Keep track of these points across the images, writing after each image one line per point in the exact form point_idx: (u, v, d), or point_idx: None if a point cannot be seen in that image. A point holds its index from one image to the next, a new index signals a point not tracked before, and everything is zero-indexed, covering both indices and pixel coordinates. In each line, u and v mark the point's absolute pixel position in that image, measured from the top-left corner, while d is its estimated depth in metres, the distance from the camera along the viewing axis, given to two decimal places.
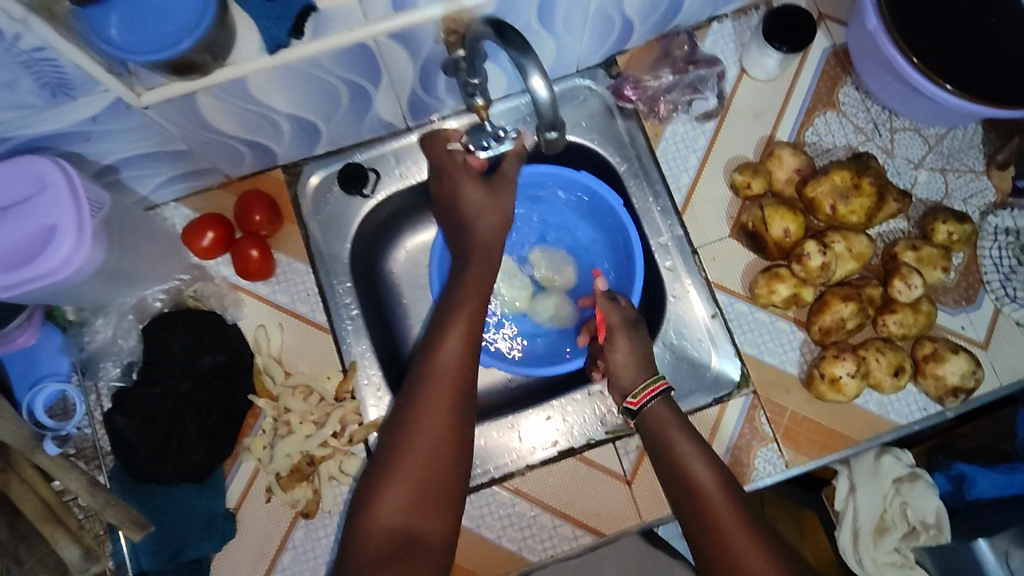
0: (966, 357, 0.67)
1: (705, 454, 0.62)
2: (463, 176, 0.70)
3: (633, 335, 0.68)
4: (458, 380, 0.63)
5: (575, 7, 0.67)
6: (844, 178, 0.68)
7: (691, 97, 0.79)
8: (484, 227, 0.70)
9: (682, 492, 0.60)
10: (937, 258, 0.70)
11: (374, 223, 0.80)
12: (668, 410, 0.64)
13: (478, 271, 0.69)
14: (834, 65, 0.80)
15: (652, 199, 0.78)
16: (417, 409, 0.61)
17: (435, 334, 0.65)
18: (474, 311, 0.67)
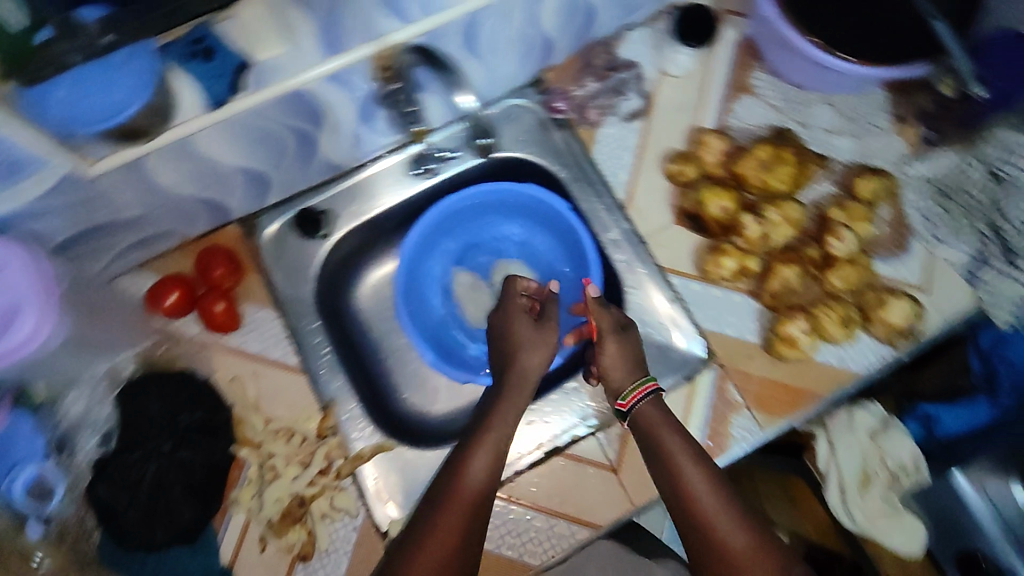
0: (907, 299, 0.72)
1: (693, 449, 0.62)
2: (519, 315, 0.72)
3: (623, 341, 0.69)
4: (478, 507, 0.59)
5: (495, 32, 0.72)
6: (766, 152, 0.74)
7: (614, 98, 0.83)
8: (523, 362, 0.69)
9: (671, 488, 0.61)
10: (864, 217, 0.75)
11: (334, 261, 0.82)
12: (656, 410, 0.65)
13: (513, 395, 0.67)
14: (744, 54, 0.85)
15: (597, 200, 0.82)
16: (433, 523, 0.57)
17: (462, 448, 0.62)
18: (502, 436, 0.64)
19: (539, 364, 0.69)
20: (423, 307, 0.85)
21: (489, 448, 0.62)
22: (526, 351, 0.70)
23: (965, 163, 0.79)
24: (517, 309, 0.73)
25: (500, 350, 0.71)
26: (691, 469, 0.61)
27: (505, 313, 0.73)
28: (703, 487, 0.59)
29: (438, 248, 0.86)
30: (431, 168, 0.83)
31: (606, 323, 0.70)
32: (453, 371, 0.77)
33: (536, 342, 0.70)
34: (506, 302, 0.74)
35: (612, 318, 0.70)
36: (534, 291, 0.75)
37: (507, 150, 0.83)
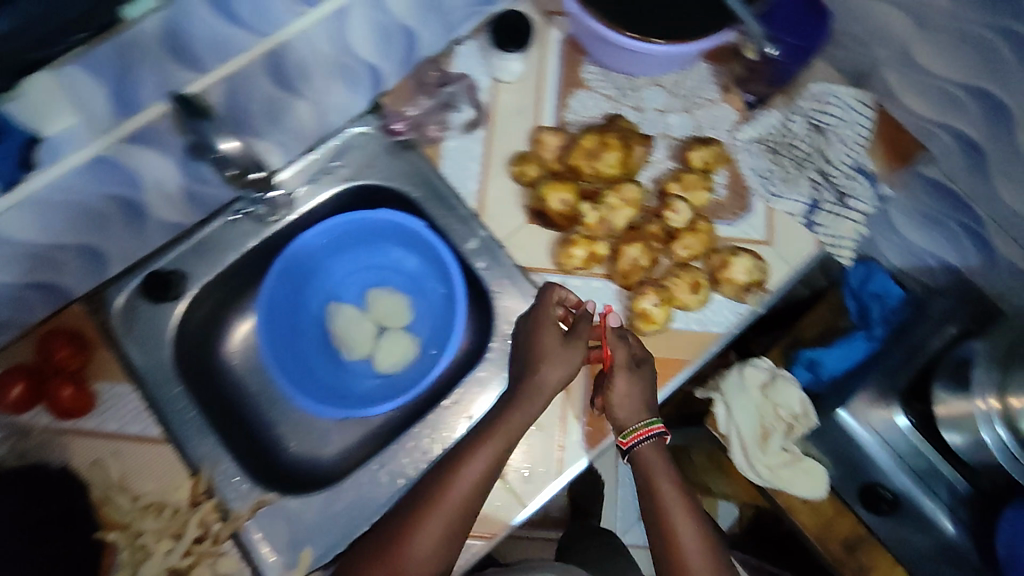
0: (746, 254, 0.75)
1: (682, 500, 0.72)
2: (549, 326, 0.73)
3: (633, 378, 0.71)
4: (463, 509, 0.67)
5: (303, 68, 0.71)
6: (591, 140, 0.76)
7: (445, 113, 0.83)
8: (543, 375, 0.70)
9: (659, 530, 0.71)
10: (700, 186, 0.78)
11: (195, 323, 0.81)
12: (655, 454, 0.73)
13: (526, 400, 0.70)
14: (571, 51, 0.87)
15: (452, 214, 0.82)
16: (417, 525, 0.66)
17: (462, 455, 0.68)
18: (508, 439, 0.68)
19: (559, 378, 0.71)
20: (295, 351, 0.82)
21: (489, 456, 0.68)
22: (547, 363, 0.71)
23: (788, 119, 0.84)
24: (549, 323, 0.73)
25: (523, 360, 0.73)
26: (678, 516, 0.71)
27: (536, 326, 0.74)
28: (689, 537, 0.70)
29: (303, 288, 0.84)
30: (278, 212, 0.82)
31: (621, 358, 0.72)
32: (330, 411, 0.75)
33: (552, 356, 0.71)
34: (541, 310, 0.74)
35: (626, 351, 0.72)
36: (571, 303, 0.75)
37: (355, 179, 0.83)
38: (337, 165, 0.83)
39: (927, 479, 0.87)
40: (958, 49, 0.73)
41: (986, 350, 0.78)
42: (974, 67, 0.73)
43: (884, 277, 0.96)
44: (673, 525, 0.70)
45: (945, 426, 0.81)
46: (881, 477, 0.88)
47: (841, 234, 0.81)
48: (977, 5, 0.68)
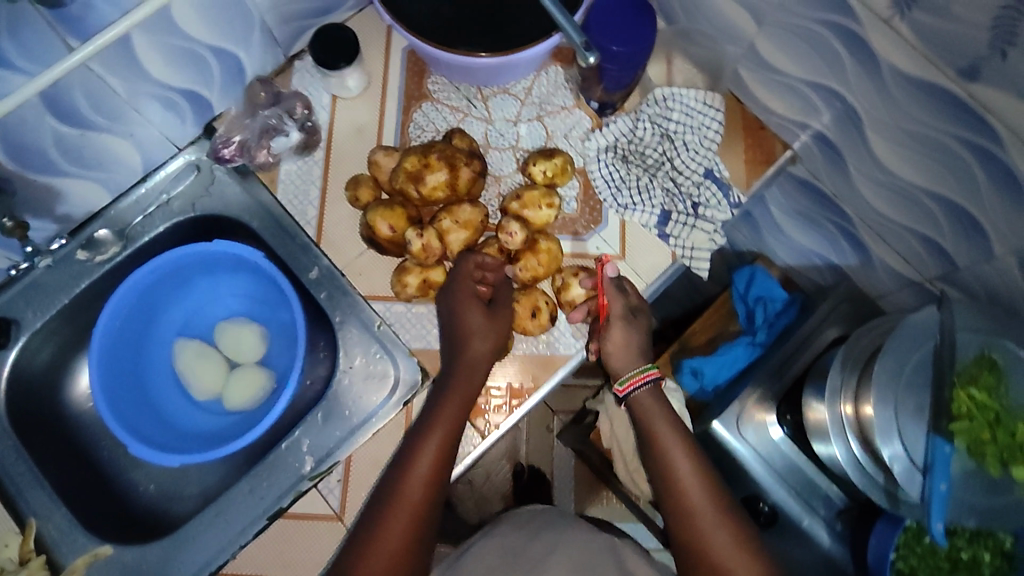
0: (586, 274, 0.75)
1: (683, 437, 0.71)
2: (475, 304, 0.70)
3: (628, 327, 0.72)
4: (437, 468, 0.65)
5: (96, 99, 0.67)
6: (413, 162, 0.72)
7: (270, 138, 0.77)
8: (473, 350, 0.68)
9: (660, 476, 0.70)
10: (542, 200, 0.74)
11: (36, 368, 0.77)
12: (652, 398, 0.73)
13: (465, 376, 0.68)
14: (416, 61, 0.82)
15: (291, 241, 0.78)
16: (381, 527, 0.63)
17: (412, 443, 0.66)
18: (453, 421, 0.66)
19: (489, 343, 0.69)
20: (134, 392, 0.79)
21: (439, 441, 0.65)
22: (471, 339, 0.68)
23: (636, 124, 0.80)
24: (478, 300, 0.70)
25: (449, 342, 0.70)
26: (678, 455, 0.70)
27: (465, 301, 0.70)
28: (688, 473, 0.69)
29: (149, 325, 0.81)
30: (102, 249, 0.77)
31: (618, 309, 0.71)
32: (164, 457, 0.72)
33: (479, 333, 0.69)
34: (458, 282, 0.71)
35: (623, 302, 0.72)
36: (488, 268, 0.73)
37: (195, 206, 0.79)
38: (170, 196, 0.79)
39: (805, 493, 0.84)
40: (804, 49, 0.70)
41: (845, 354, 0.76)
42: (816, 65, 0.70)
43: (766, 280, 0.97)
44: (671, 464, 0.69)
45: (814, 435, 0.78)
46: (760, 491, 0.84)
47: (696, 244, 0.78)
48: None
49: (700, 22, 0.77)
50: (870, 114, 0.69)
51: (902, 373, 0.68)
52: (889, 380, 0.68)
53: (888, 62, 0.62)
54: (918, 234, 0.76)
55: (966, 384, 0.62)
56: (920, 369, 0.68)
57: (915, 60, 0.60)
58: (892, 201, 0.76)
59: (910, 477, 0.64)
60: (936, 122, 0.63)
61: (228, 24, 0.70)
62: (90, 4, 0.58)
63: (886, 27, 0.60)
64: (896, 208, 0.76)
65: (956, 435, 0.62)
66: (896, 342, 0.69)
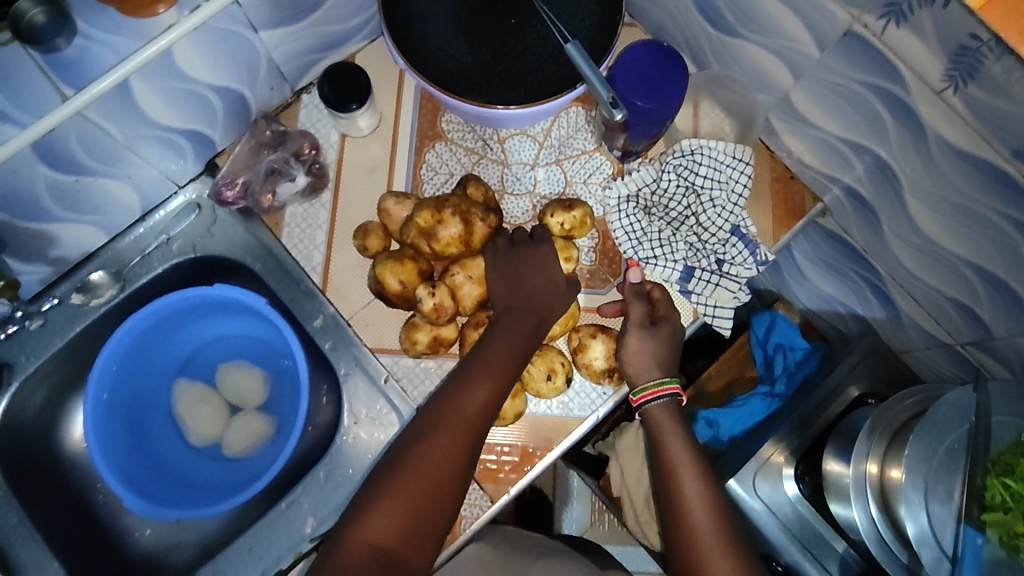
0: (603, 337, 0.71)
1: (697, 464, 0.68)
2: (544, 253, 0.69)
3: (647, 337, 0.70)
4: (480, 417, 0.62)
5: (93, 143, 0.63)
6: (425, 218, 0.68)
7: (275, 182, 0.74)
8: (537, 300, 0.67)
9: (668, 502, 0.66)
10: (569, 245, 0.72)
11: (30, 412, 0.74)
12: (666, 414, 0.70)
13: (524, 324, 0.66)
14: (431, 98, 0.78)
15: (296, 287, 0.74)
16: (429, 439, 0.62)
17: (471, 359, 0.65)
18: (507, 367, 0.64)
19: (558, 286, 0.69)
20: (128, 433, 0.76)
21: (500, 359, 0.64)
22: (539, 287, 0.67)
23: (660, 173, 0.76)
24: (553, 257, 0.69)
25: (509, 277, 0.68)
26: (690, 484, 0.66)
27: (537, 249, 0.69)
28: (697, 503, 0.65)
29: (147, 365, 0.78)
30: (98, 293, 0.73)
31: (637, 316, 0.71)
32: (162, 511, 0.69)
33: (542, 267, 0.68)
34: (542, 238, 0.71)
35: (644, 309, 0.71)
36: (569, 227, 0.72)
37: (196, 245, 0.75)
38: (171, 235, 0.75)
39: (818, 554, 0.81)
40: (842, 107, 0.67)
41: (874, 422, 0.73)
42: (856, 123, 0.67)
43: (787, 327, 0.93)
44: (682, 493, 0.66)
45: (834, 496, 0.77)
46: (773, 551, 0.82)
47: (718, 302, 0.75)
48: (847, 58, 0.61)
49: (732, 68, 0.75)
50: (909, 178, 0.66)
51: (940, 446, 0.66)
52: (921, 460, 0.66)
53: (935, 132, 0.59)
54: (951, 299, 0.72)
55: (1000, 473, 0.60)
56: (955, 452, 0.65)
57: (966, 134, 0.56)
58: (925, 264, 0.72)
59: (937, 566, 0.61)
60: (981, 194, 0.60)
61: (233, 63, 0.66)
62: (87, 46, 0.55)
63: (937, 98, 0.57)
64: (928, 271, 0.72)
65: (988, 526, 0.59)
66: (930, 425, 0.67)
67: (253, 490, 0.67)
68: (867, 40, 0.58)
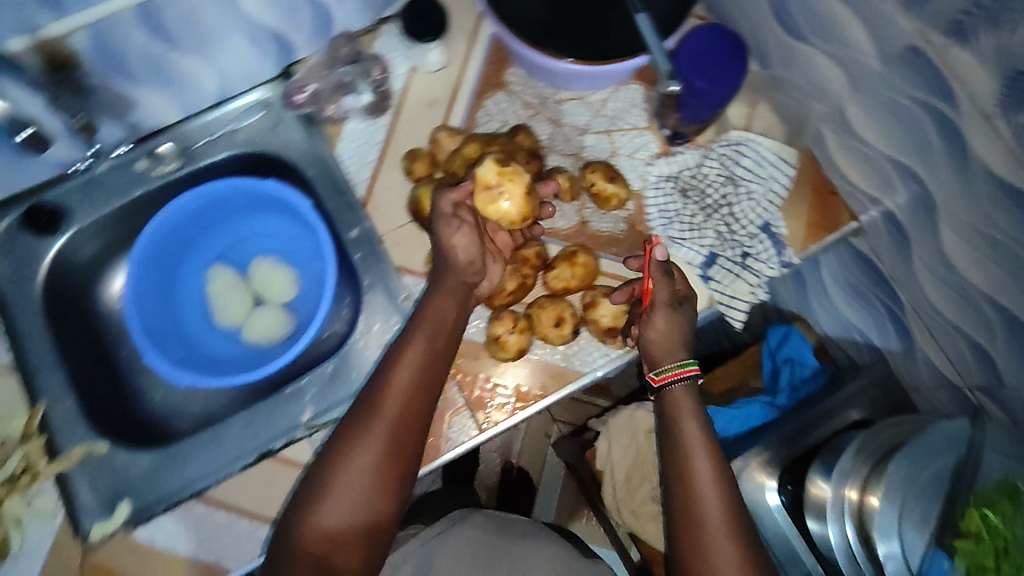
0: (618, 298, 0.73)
1: (714, 451, 0.65)
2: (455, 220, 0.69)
3: (673, 315, 0.70)
4: (406, 412, 0.62)
5: (185, 23, 0.68)
6: (472, 149, 0.74)
7: (341, 95, 0.78)
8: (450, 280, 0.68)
9: (679, 484, 0.64)
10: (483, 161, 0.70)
11: (80, 260, 0.80)
12: (687, 395, 0.68)
13: (443, 305, 0.67)
14: (500, 49, 0.82)
15: (342, 197, 0.78)
16: (356, 440, 0.61)
17: (391, 359, 0.64)
18: (428, 359, 0.64)
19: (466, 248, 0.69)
20: (156, 306, 0.80)
21: (420, 351, 0.64)
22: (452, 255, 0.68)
23: (703, 160, 0.80)
24: (448, 217, 0.68)
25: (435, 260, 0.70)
26: (704, 470, 0.64)
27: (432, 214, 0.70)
28: (709, 488, 0.63)
29: (192, 243, 0.83)
30: (164, 164, 0.79)
31: (663, 296, 0.70)
32: (176, 372, 0.73)
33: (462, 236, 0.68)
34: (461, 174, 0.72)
35: (669, 290, 0.71)
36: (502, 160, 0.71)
37: (260, 140, 0.81)
38: (237, 127, 0.81)
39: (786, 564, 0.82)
40: (894, 124, 0.68)
41: (862, 442, 0.74)
42: (903, 142, 0.68)
43: (801, 343, 0.94)
44: (695, 478, 0.64)
45: (812, 511, 0.76)
46: None
47: (735, 294, 0.76)
48: (905, 74, 0.63)
49: (793, 72, 0.77)
50: (945, 206, 0.67)
51: (921, 474, 0.67)
52: (901, 482, 0.67)
53: (979, 160, 0.60)
54: (969, 338, 0.72)
55: (982, 505, 0.58)
56: (941, 479, 0.66)
57: (1010, 165, 0.57)
58: (948, 298, 0.72)
59: None
60: (1013, 229, 0.60)
61: None
62: None
63: (986, 124, 0.57)
64: (950, 306, 0.72)
65: (958, 554, 0.58)
66: (911, 454, 0.68)
67: (262, 368, 0.71)
68: (928, 57, 0.59)
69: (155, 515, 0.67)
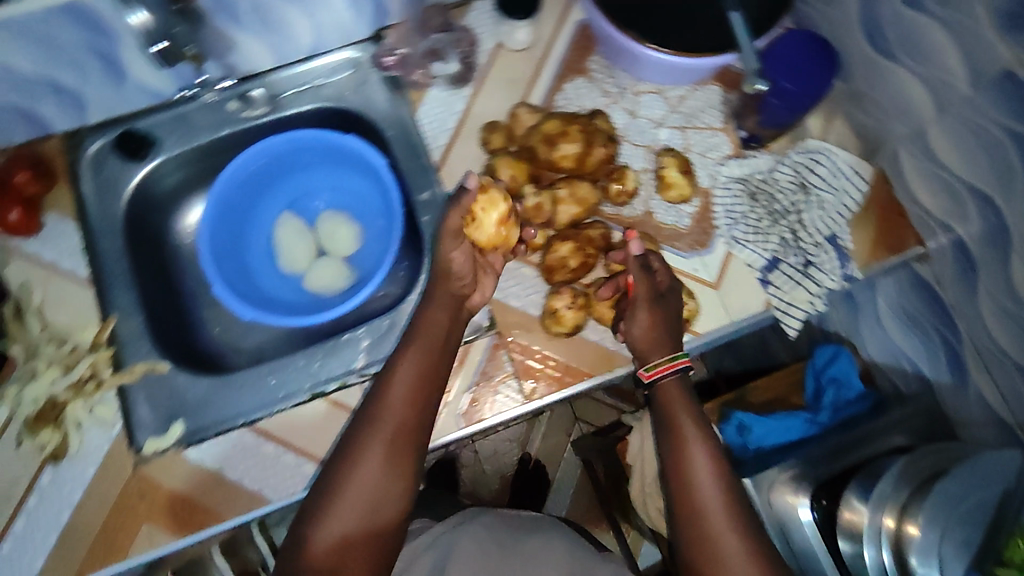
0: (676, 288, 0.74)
1: (707, 439, 0.68)
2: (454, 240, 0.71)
3: (655, 309, 0.71)
4: (409, 416, 0.64)
5: None
6: (553, 126, 0.76)
7: (430, 61, 0.82)
8: (442, 291, 0.70)
9: (676, 474, 0.66)
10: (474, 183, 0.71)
11: (160, 190, 0.83)
12: (677, 389, 0.70)
13: (440, 316, 0.69)
14: (585, 37, 0.84)
15: (416, 160, 0.81)
16: (361, 446, 0.62)
17: (388, 375, 0.66)
18: (428, 367, 0.66)
19: (464, 264, 0.71)
20: (226, 244, 0.83)
21: (420, 359, 0.66)
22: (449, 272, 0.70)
23: (776, 166, 0.81)
24: (454, 234, 0.71)
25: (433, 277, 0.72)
26: (699, 457, 0.66)
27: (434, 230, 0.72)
28: (705, 476, 0.65)
29: (266, 188, 0.86)
30: (252, 107, 0.82)
31: (643, 291, 0.71)
32: (241, 306, 0.75)
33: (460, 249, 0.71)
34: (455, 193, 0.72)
35: (648, 284, 0.71)
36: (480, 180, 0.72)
37: (344, 97, 0.83)
38: (323, 83, 0.83)
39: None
40: (977, 150, 0.67)
41: (905, 467, 0.73)
42: (983, 169, 0.68)
43: (848, 364, 0.93)
44: (691, 467, 0.66)
45: (844, 532, 0.75)
46: None
47: (794, 300, 0.76)
48: (997, 98, 0.63)
49: (877, 89, 0.77)
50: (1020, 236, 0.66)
51: (964, 503, 0.66)
52: (941, 509, 0.67)
53: None
54: None
55: None
56: (983, 506, 0.66)
57: None
58: (1010, 332, 0.71)
59: None
60: None
61: None
62: None
63: None
64: (1011, 340, 0.71)
65: None
66: (950, 484, 0.68)
67: (324, 311, 0.74)
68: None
69: (206, 438, 0.70)
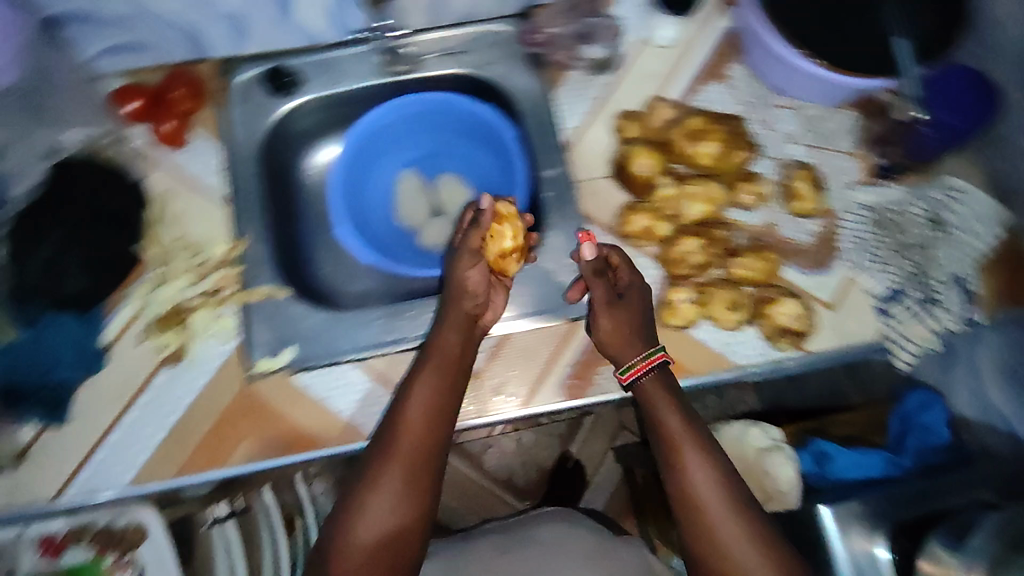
0: (798, 300, 0.74)
1: (698, 438, 0.68)
2: (470, 263, 0.73)
3: (616, 313, 0.70)
4: (426, 436, 0.65)
5: None
6: (695, 124, 0.80)
7: (579, 44, 0.84)
8: (455, 312, 0.70)
9: (672, 482, 0.67)
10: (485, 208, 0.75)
11: (295, 128, 0.86)
12: (660, 390, 0.69)
13: (454, 339, 0.69)
14: (729, 44, 0.84)
15: (547, 136, 0.82)
16: (379, 468, 0.63)
17: (404, 395, 0.67)
18: (444, 390, 0.67)
19: (479, 282, 0.72)
20: (351, 192, 0.87)
21: (435, 381, 0.67)
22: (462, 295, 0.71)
23: (910, 201, 0.80)
24: (471, 252, 0.74)
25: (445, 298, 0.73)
26: (691, 457, 0.67)
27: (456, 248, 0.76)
28: (700, 477, 0.66)
29: (394, 145, 0.89)
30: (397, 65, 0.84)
31: (602, 294, 0.71)
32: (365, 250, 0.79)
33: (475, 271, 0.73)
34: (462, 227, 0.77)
35: (604, 287, 0.72)
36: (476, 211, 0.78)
37: (484, 66, 0.85)
38: (462, 53, 0.85)
39: None
40: None
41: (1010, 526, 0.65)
42: None
43: (939, 412, 0.84)
44: (686, 470, 0.66)
45: None
46: None
47: (910, 335, 0.75)
48: None
49: None
50: None
51: None
52: None
53: None
54: None
55: None
56: None
57: None
58: None
59: None
60: None
61: None
62: None
63: None
64: None
65: None
66: None
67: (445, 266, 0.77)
68: None
69: (316, 367, 0.72)
